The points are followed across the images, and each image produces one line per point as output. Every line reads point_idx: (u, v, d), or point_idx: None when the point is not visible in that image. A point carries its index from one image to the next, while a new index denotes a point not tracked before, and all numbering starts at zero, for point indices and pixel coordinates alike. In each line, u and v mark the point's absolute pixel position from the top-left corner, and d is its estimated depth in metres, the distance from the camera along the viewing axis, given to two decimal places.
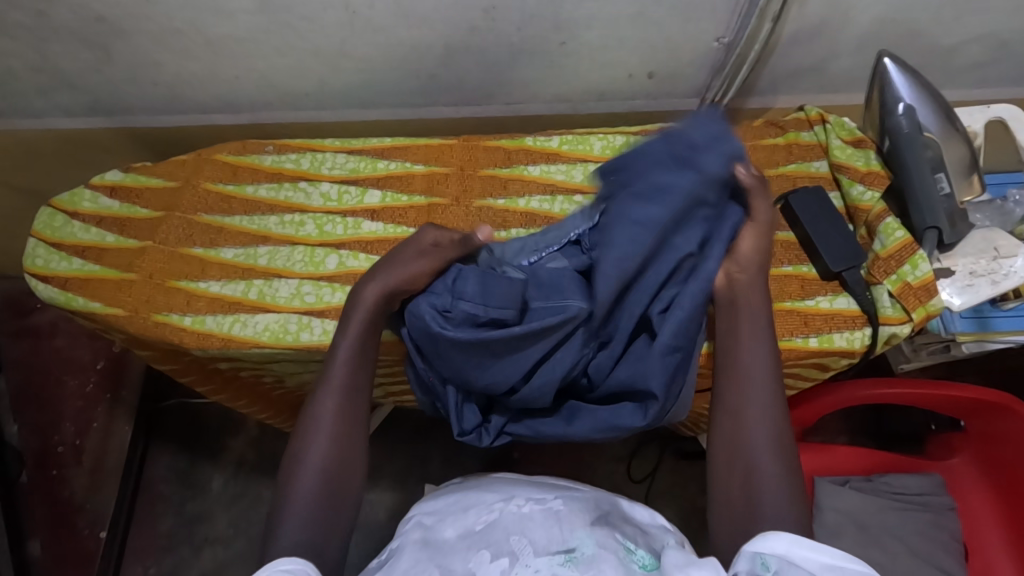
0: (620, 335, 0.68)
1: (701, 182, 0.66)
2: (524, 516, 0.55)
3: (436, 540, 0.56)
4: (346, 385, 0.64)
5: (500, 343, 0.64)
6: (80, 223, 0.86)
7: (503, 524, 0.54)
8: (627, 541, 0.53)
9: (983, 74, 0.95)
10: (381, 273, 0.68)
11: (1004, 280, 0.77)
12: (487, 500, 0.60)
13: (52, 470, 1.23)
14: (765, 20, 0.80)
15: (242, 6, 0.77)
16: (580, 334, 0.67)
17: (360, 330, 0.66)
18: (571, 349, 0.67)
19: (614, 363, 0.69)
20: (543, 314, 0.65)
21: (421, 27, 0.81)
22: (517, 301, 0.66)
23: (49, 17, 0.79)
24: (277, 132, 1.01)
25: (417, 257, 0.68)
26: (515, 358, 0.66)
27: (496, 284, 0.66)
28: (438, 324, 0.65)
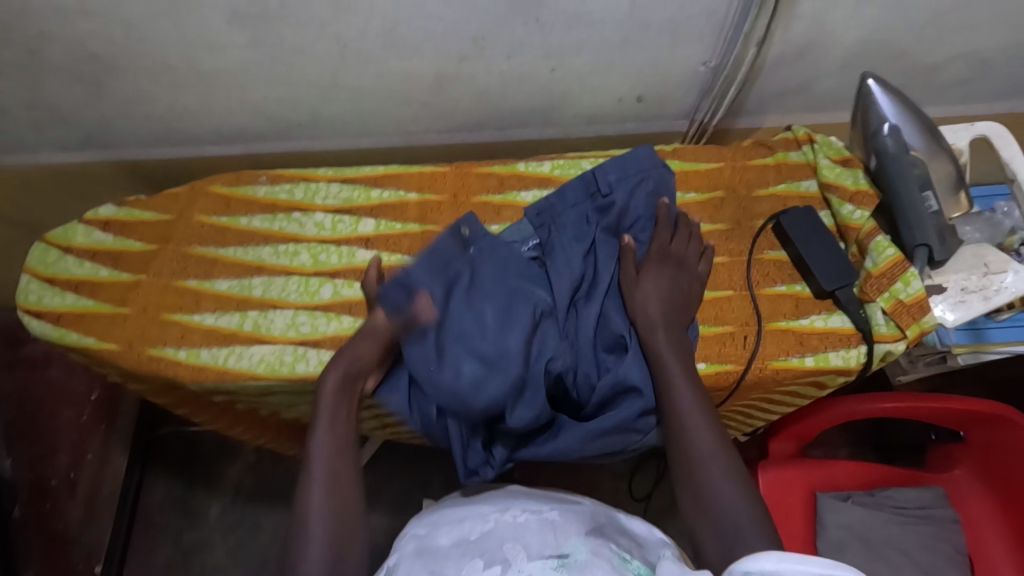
0: (586, 339, 0.73)
1: (624, 202, 0.78)
2: (519, 524, 0.55)
3: (431, 549, 0.56)
4: (340, 439, 0.65)
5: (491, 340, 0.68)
6: (74, 257, 0.86)
7: (497, 532, 0.54)
8: (623, 551, 0.52)
9: (966, 91, 0.97)
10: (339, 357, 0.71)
11: (996, 295, 0.79)
12: (484, 512, 0.59)
13: (47, 504, 1.13)
14: (750, 44, 0.82)
15: (235, 41, 0.78)
16: (552, 329, 0.72)
17: (335, 387, 0.68)
18: (552, 347, 0.70)
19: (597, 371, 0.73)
20: (510, 314, 0.70)
21: (412, 56, 0.82)
22: (504, 306, 0.71)
23: (40, 55, 0.79)
24: (270, 161, 1.01)
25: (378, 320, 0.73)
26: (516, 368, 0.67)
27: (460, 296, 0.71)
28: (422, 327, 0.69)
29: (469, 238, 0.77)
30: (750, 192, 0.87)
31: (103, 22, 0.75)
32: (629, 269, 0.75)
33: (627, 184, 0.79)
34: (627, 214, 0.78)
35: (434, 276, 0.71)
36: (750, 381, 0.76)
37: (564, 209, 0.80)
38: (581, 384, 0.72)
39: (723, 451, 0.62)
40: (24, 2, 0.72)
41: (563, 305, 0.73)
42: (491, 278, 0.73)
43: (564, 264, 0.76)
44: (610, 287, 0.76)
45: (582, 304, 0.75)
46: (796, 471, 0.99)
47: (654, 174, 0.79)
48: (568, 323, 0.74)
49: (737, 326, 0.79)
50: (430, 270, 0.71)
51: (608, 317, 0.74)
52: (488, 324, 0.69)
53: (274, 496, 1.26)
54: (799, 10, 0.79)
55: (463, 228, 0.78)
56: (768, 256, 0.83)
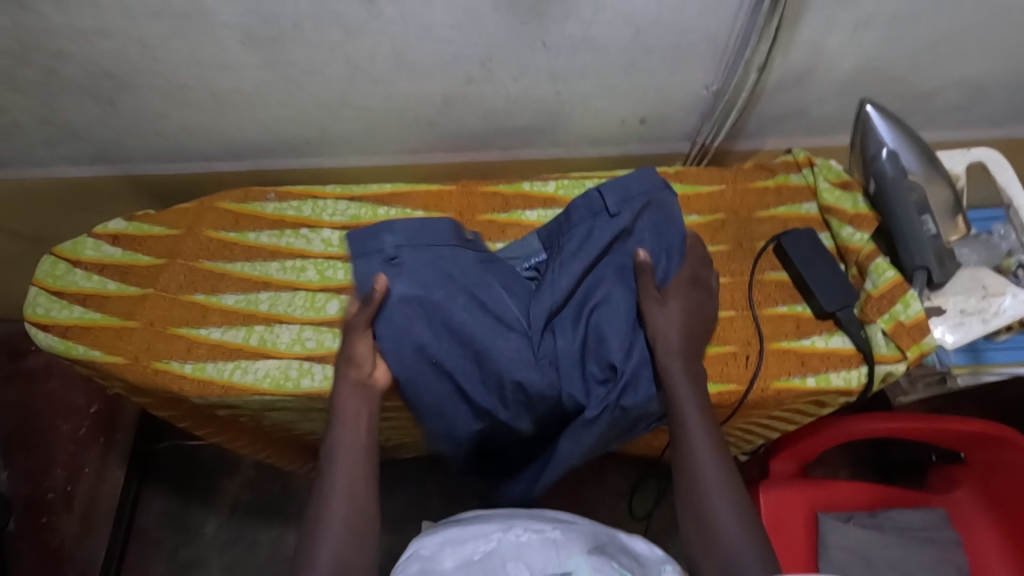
0: (571, 361, 0.74)
1: (628, 223, 0.78)
2: (522, 544, 0.55)
3: (435, 570, 0.55)
4: (356, 462, 0.65)
5: (447, 322, 0.74)
6: (83, 271, 0.86)
7: (500, 552, 0.55)
8: (624, 569, 0.53)
9: (962, 117, 0.99)
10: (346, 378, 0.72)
11: (994, 318, 0.79)
12: (486, 530, 0.59)
13: (42, 518, 1.19)
14: (750, 70, 0.84)
15: (249, 62, 0.80)
16: (524, 349, 0.73)
17: (352, 414, 0.69)
18: (522, 366, 0.72)
19: (587, 394, 0.73)
20: (477, 303, 0.75)
21: (421, 77, 0.84)
22: (472, 297, 0.75)
23: (57, 73, 0.81)
24: (277, 177, 1.03)
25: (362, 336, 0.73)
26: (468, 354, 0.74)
27: (431, 282, 0.75)
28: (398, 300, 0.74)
29: (471, 242, 0.81)
30: (751, 214, 0.89)
31: (119, 42, 0.77)
32: (651, 293, 0.75)
33: (634, 207, 0.79)
34: (635, 238, 0.79)
35: (417, 254, 0.77)
36: (752, 401, 0.77)
37: (571, 229, 0.81)
38: (570, 400, 0.73)
39: (733, 494, 0.62)
40: (45, 21, 0.74)
41: (537, 328, 0.75)
42: (465, 271, 0.77)
43: (563, 283, 0.76)
44: (609, 307, 0.75)
45: (573, 323, 0.75)
46: (798, 491, 0.99)
47: (659, 198, 0.81)
48: (542, 343, 0.75)
49: (739, 346, 0.79)
50: (418, 247, 0.77)
51: (603, 344, 0.73)
52: (454, 312, 0.74)
53: (272, 511, 1.26)
54: (798, 38, 0.81)
55: (467, 231, 0.82)
56: (769, 277, 0.84)
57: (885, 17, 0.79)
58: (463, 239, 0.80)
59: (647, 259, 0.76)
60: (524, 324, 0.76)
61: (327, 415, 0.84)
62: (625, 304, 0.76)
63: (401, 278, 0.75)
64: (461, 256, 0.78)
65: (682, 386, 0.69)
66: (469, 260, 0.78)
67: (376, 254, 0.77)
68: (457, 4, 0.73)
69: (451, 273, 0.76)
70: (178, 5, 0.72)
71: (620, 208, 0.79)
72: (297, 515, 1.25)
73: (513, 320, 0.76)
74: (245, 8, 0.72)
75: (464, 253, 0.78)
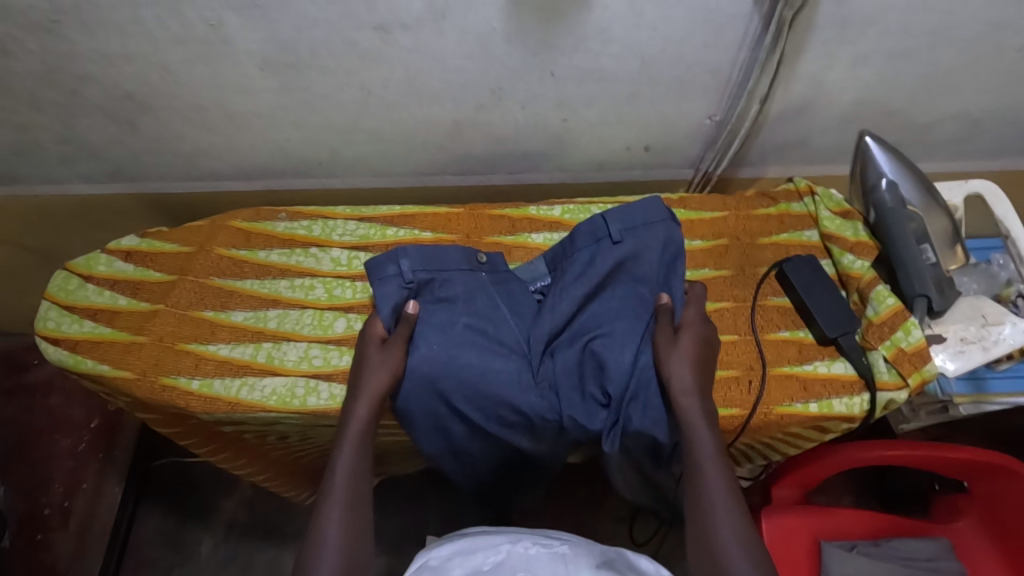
0: (571, 383, 0.75)
1: (631, 248, 0.79)
2: (531, 557, 0.58)
3: None
4: (356, 495, 0.63)
5: (448, 347, 0.74)
6: (94, 286, 0.88)
7: (510, 564, 0.57)
8: None
9: (959, 149, 1.01)
10: (357, 405, 0.70)
11: (995, 346, 0.80)
12: (494, 540, 0.60)
13: (38, 534, 1.18)
14: (753, 101, 0.87)
15: (266, 86, 0.83)
16: (523, 372, 0.75)
17: (355, 441, 0.67)
18: (520, 390, 0.74)
19: (586, 417, 0.74)
20: (482, 327, 0.76)
21: (432, 103, 0.86)
22: (479, 321, 0.76)
23: (80, 94, 0.83)
24: (288, 198, 1.05)
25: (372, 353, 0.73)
26: (467, 381, 0.73)
27: (440, 313, 0.76)
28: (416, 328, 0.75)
29: (486, 265, 0.81)
30: (753, 240, 0.90)
31: (141, 66, 0.79)
32: (666, 326, 0.74)
33: (637, 234, 0.80)
34: (636, 260, 0.79)
35: (430, 281, 0.77)
36: (754, 426, 0.78)
37: (573, 253, 0.82)
38: (569, 423, 0.74)
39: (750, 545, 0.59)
40: (72, 46, 0.76)
41: (537, 351, 0.76)
42: (473, 293, 0.78)
43: (563, 309, 0.77)
44: (609, 332, 0.75)
45: (575, 347, 0.76)
46: (800, 519, 0.99)
47: (660, 226, 0.80)
48: (542, 368, 0.76)
49: (742, 370, 0.80)
50: (431, 271, 0.77)
51: (603, 369, 0.73)
52: (457, 337, 0.74)
53: (269, 531, 1.25)
54: (799, 72, 0.83)
55: (482, 254, 0.82)
56: (772, 302, 0.85)
57: (884, 53, 0.81)
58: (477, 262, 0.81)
59: (668, 303, 0.77)
60: (526, 346, 0.77)
61: (331, 433, 0.85)
62: (630, 329, 0.76)
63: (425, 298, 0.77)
64: (476, 277, 0.79)
65: (699, 427, 0.67)
66: (481, 282, 0.79)
67: (395, 278, 0.77)
68: (470, 34, 0.75)
69: (459, 300, 0.77)
70: (201, 32, 0.75)
71: (625, 235, 0.79)
72: (295, 534, 1.24)
73: (513, 344, 0.77)
74: (265, 36, 0.75)
75: (480, 276, 0.79)
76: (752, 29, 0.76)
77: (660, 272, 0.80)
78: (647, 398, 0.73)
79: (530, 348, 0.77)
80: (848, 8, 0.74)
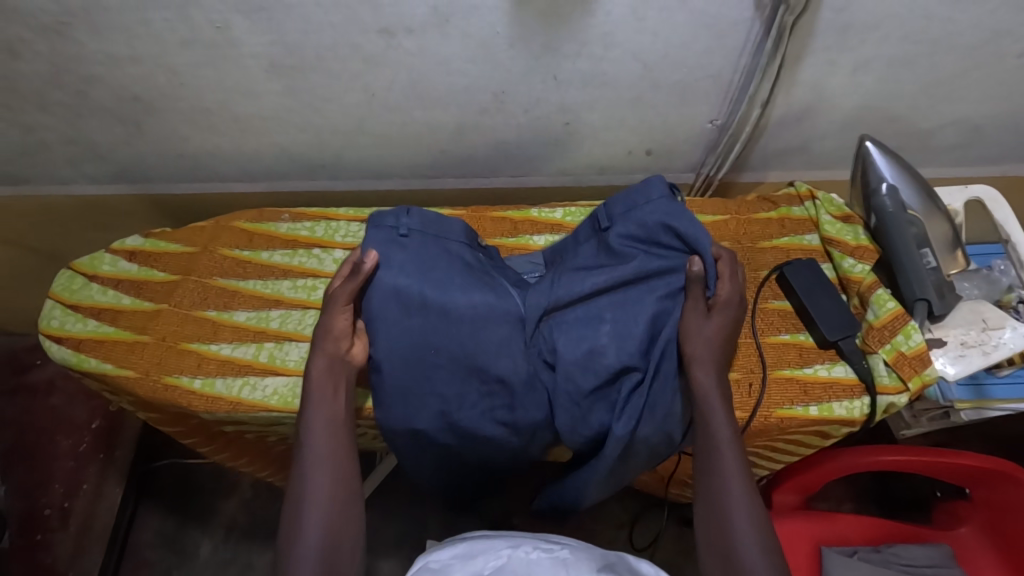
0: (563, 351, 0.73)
1: (633, 224, 0.78)
2: (532, 562, 0.58)
3: None
4: (334, 451, 0.66)
5: (434, 306, 0.73)
6: (98, 285, 0.88)
7: (511, 569, 0.57)
8: None
9: (959, 155, 1.02)
10: (320, 360, 0.71)
11: (994, 350, 0.80)
12: (494, 545, 0.60)
13: (38, 534, 1.18)
14: (754, 105, 0.87)
15: (271, 88, 0.84)
16: (514, 338, 0.74)
17: (327, 398, 0.69)
18: (504, 351, 0.73)
19: (594, 389, 0.71)
20: (479, 290, 0.75)
21: (434, 107, 0.87)
22: (473, 284, 0.75)
23: (87, 96, 0.84)
24: (291, 199, 1.05)
25: (342, 308, 0.73)
26: (458, 342, 0.72)
27: (436, 272, 0.75)
28: (393, 276, 0.74)
29: (485, 251, 0.84)
30: (754, 243, 0.91)
31: (148, 68, 0.80)
32: (699, 303, 0.73)
33: (630, 217, 0.79)
34: (635, 237, 0.78)
35: (424, 242, 0.77)
36: (754, 429, 0.78)
37: (575, 248, 0.83)
38: (557, 394, 0.72)
39: (763, 536, 0.61)
40: (81, 48, 0.77)
41: (531, 321, 0.74)
42: (468, 264, 0.78)
43: (566, 281, 0.76)
44: (615, 304, 0.75)
45: (578, 318, 0.74)
46: (799, 526, 0.99)
47: (660, 204, 0.78)
48: (537, 335, 0.75)
49: (742, 373, 0.80)
50: (427, 235, 0.78)
51: (619, 341, 0.72)
52: (453, 296, 0.73)
53: (268, 533, 1.24)
54: (800, 78, 0.84)
55: (483, 241, 0.84)
56: (772, 305, 0.86)
57: (884, 59, 0.82)
58: (477, 244, 0.83)
59: (699, 271, 0.73)
60: (521, 310, 0.76)
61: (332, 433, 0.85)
62: (624, 296, 0.75)
63: (411, 260, 0.75)
64: (465, 248, 0.79)
65: (716, 408, 0.67)
66: (480, 260, 0.81)
67: (389, 229, 0.78)
68: (473, 39, 0.76)
69: (454, 263, 0.77)
70: (208, 35, 0.76)
71: (630, 210, 0.79)
72: None
73: (511, 308, 0.75)
74: (272, 39, 0.76)
75: (477, 254, 0.81)
76: (754, 34, 0.77)
77: (668, 244, 0.77)
78: (668, 371, 0.72)
79: (525, 313, 0.75)
80: (848, 15, 0.75)
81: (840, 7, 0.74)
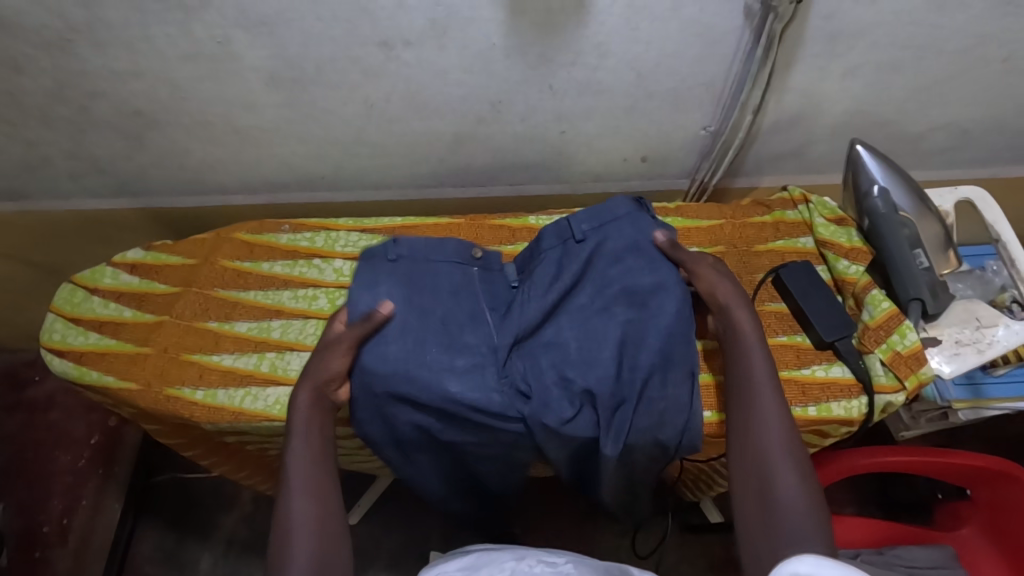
0: (536, 377, 0.72)
1: (605, 241, 0.79)
2: None
3: None
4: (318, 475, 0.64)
5: (416, 329, 0.75)
6: (100, 298, 0.89)
7: None
8: None
9: (948, 158, 1.03)
10: (303, 390, 0.71)
11: (989, 348, 0.82)
12: (498, 558, 0.60)
13: (36, 552, 1.16)
14: (746, 112, 0.89)
15: (270, 101, 0.85)
16: (488, 365, 0.74)
17: (309, 425, 0.68)
18: (480, 378, 0.73)
19: (570, 417, 0.71)
20: (461, 320, 0.78)
21: (433, 117, 0.88)
22: (453, 305, 0.78)
23: (90, 110, 0.85)
24: (290, 210, 1.06)
25: (324, 350, 0.74)
26: (432, 372, 0.72)
27: (421, 298, 0.77)
28: (382, 303, 0.76)
29: (480, 260, 0.84)
30: (750, 247, 0.92)
31: (150, 83, 0.82)
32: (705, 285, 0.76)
33: (605, 230, 0.79)
34: (606, 253, 0.78)
35: (414, 265, 0.80)
36: None
37: (540, 254, 0.82)
38: (532, 423, 0.71)
39: (792, 455, 0.61)
40: (85, 64, 0.79)
41: (504, 346, 0.75)
42: (456, 283, 0.80)
43: (536, 307, 0.76)
44: (581, 328, 0.74)
45: (548, 343, 0.74)
46: None
47: (628, 220, 0.80)
48: (510, 362, 0.75)
49: None
50: (420, 261, 0.81)
51: (590, 367, 0.71)
52: (431, 327, 0.76)
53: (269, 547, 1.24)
54: (790, 84, 0.86)
55: (477, 250, 0.84)
56: (769, 307, 0.87)
57: (872, 65, 0.83)
58: (471, 258, 0.83)
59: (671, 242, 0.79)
60: (494, 339, 0.76)
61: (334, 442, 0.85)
62: (593, 312, 0.75)
63: (403, 282, 0.78)
64: (465, 271, 0.82)
65: (754, 347, 0.70)
66: (470, 278, 0.82)
67: (381, 256, 0.81)
68: (471, 50, 0.77)
69: (441, 285, 0.79)
70: (209, 49, 0.77)
71: (600, 221, 0.80)
72: None
73: (485, 337, 0.76)
74: (272, 53, 0.77)
75: (470, 271, 0.82)
76: (744, 41, 0.78)
77: (638, 262, 0.76)
78: (652, 395, 0.71)
79: (497, 342, 0.76)
80: (836, 22, 0.77)
81: (828, 14, 0.75)
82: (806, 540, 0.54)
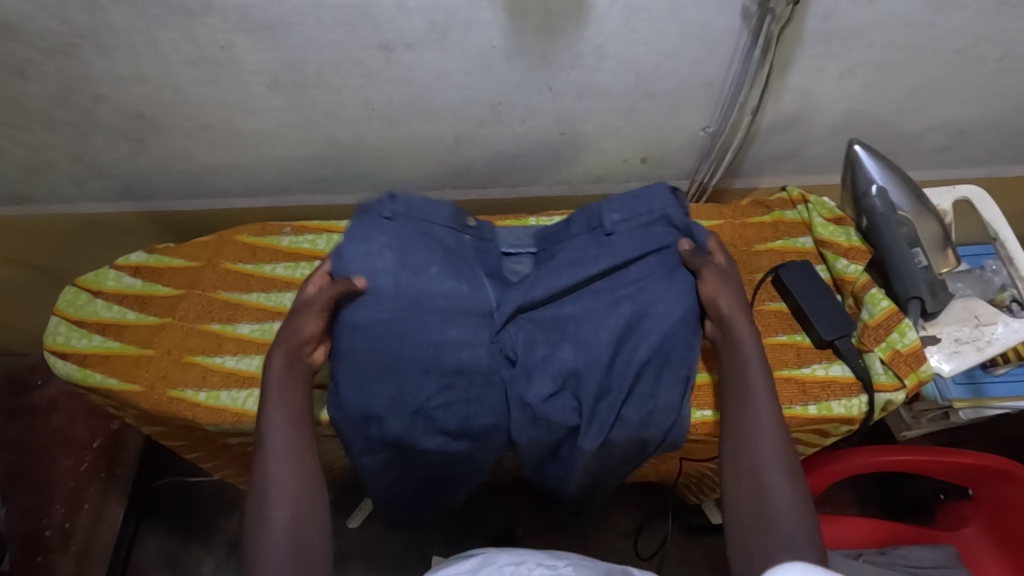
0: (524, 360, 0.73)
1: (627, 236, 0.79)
2: None
3: None
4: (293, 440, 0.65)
5: (409, 294, 0.73)
6: (103, 301, 0.89)
7: None
8: None
9: (946, 158, 1.04)
10: (277, 354, 0.71)
11: (989, 346, 0.82)
12: (498, 561, 0.60)
13: (38, 557, 1.17)
14: (744, 113, 0.89)
15: (272, 104, 0.85)
16: (480, 336, 0.74)
17: (285, 388, 0.68)
18: (471, 353, 0.73)
19: (550, 395, 0.71)
20: (462, 288, 0.76)
21: (435, 119, 0.89)
22: (451, 273, 0.76)
23: (94, 115, 0.86)
24: (292, 213, 1.07)
25: (302, 313, 0.73)
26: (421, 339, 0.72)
27: (415, 256, 0.76)
28: (376, 262, 0.74)
29: (473, 229, 0.83)
30: (749, 247, 0.92)
31: (154, 87, 0.82)
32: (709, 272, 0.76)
33: (631, 226, 0.80)
34: (633, 250, 0.78)
35: (408, 225, 0.78)
36: None
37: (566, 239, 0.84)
38: (512, 392, 0.73)
39: (784, 461, 0.62)
40: (88, 68, 0.79)
41: (499, 320, 0.75)
42: (451, 249, 0.79)
43: (543, 287, 0.76)
44: (583, 315, 0.75)
45: (546, 325, 0.75)
46: None
47: (660, 219, 0.80)
48: (504, 329, 0.75)
49: None
50: (415, 219, 0.79)
51: (580, 348, 0.73)
52: (424, 295, 0.74)
53: None
54: (788, 85, 0.86)
55: (471, 220, 0.84)
56: (769, 307, 0.87)
57: (869, 66, 0.84)
58: (465, 227, 0.83)
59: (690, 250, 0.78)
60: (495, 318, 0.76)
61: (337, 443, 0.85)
62: (602, 297, 0.76)
63: (393, 241, 0.76)
64: (461, 240, 0.81)
65: (749, 353, 0.70)
66: (464, 245, 0.81)
67: (376, 212, 0.79)
68: (471, 53, 0.78)
69: (435, 249, 0.78)
70: (211, 53, 0.78)
71: (626, 208, 0.81)
72: None
73: (485, 312, 0.76)
74: (274, 56, 0.78)
75: (463, 238, 0.81)
76: (741, 43, 0.79)
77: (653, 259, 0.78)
78: (642, 391, 0.72)
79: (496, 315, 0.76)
80: (833, 22, 0.77)
81: (825, 14, 0.76)
82: (798, 549, 0.56)
